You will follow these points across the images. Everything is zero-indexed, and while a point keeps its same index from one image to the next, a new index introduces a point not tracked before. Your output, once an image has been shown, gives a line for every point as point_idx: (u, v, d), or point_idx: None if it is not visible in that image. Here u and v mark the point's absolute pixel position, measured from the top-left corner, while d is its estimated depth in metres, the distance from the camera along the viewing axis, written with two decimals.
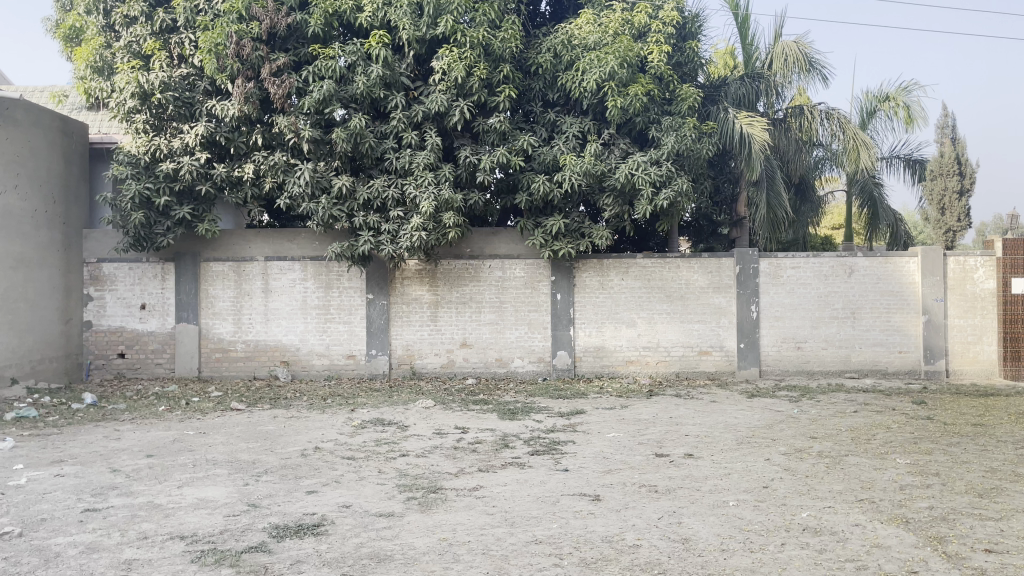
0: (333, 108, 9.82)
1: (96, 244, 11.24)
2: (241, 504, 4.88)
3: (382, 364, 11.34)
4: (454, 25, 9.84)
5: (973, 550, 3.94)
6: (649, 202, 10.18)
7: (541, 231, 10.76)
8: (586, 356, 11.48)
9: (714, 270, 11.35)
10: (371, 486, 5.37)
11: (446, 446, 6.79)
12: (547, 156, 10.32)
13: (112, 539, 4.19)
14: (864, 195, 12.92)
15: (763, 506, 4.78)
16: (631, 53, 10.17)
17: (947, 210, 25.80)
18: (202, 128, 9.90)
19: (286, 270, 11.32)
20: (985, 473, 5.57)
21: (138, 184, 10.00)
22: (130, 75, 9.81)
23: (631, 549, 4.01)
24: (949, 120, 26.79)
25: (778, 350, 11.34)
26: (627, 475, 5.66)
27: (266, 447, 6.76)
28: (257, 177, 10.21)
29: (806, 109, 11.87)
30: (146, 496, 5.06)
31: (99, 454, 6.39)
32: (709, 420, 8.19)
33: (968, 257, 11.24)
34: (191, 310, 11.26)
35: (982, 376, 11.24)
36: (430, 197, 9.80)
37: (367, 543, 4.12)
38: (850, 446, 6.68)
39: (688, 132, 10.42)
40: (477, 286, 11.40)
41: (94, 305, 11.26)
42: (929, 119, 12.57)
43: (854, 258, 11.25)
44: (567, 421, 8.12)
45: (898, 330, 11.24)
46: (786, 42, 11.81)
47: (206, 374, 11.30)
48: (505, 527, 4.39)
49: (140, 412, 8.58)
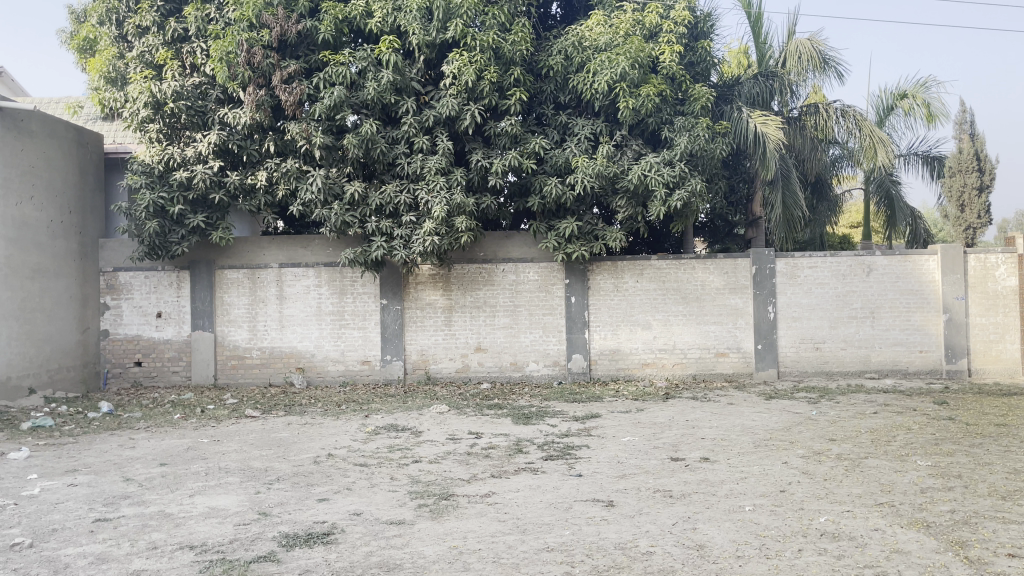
0: (344, 114, 9.79)
1: (112, 253, 11.31)
2: (252, 513, 4.86)
3: (397, 369, 11.32)
4: (464, 29, 9.80)
5: (996, 555, 3.83)
6: (663, 203, 10.08)
7: (554, 234, 10.68)
8: (602, 359, 11.40)
9: (730, 271, 11.24)
10: (383, 493, 5.33)
11: (459, 452, 6.75)
12: (559, 159, 10.26)
13: (123, 549, 4.18)
14: (882, 192, 12.79)
15: (781, 511, 4.69)
16: (642, 53, 10.09)
17: (966, 207, 25.52)
18: (215, 136, 9.93)
19: (300, 276, 11.33)
20: (1008, 475, 5.43)
21: (152, 193, 10.05)
22: (143, 84, 9.87)
23: (644, 556, 3.94)
24: (967, 115, 26.44)
25: (797, 351, 11.20)
26: (642, 480, 5.59)
27: (279, 454, 6.74)
28: (270, 184, 10.25)
29: (821, 107, 11.73)
30: (158, 506, 5.05)
31: (113, 463, 6.40)
32: (726, 423, 8.11)
33: (988, 254, 11.07)
34: (207, 317, 11.30)
35: (1005, 375, 11.02)
36: (442, 202, 9.76)
37: (376, 552, 4.08)
38: (870, 448, 6.57)
39: (701, 132, 10.34)
40: (491, 291, 11.36)
41: (110, 314, 11.32)
42: (950, 116, 12.36)
43: (872, 257, 11.11)
44: (582, 425, 8.05)
45: (918, 329, 11.08)
46: (800, 39, 11.64)
47: (222, 381, 11.32)
48: (516, 534, 4.34)
49: (156, 420, 8.59)
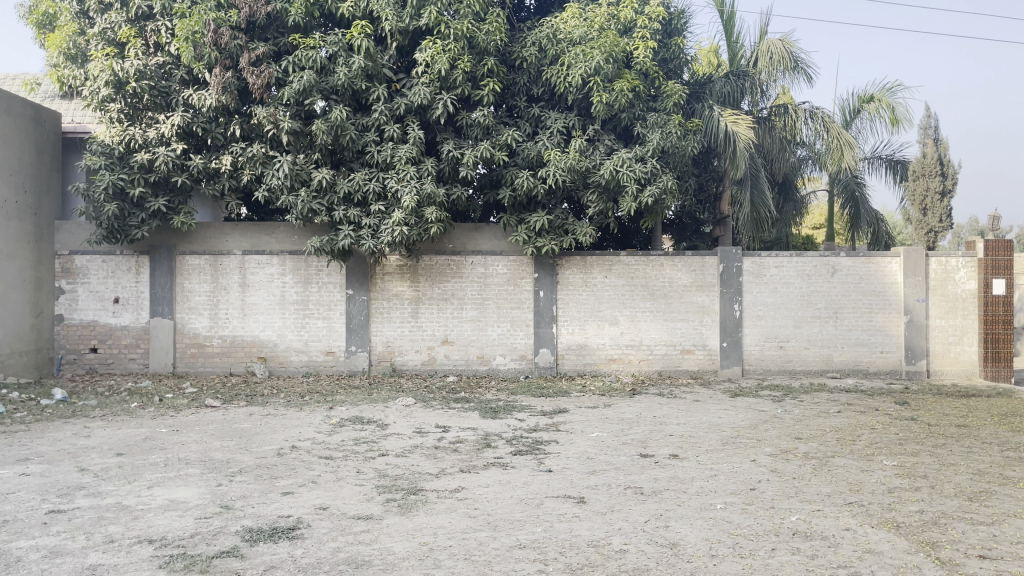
0: (313, 99, 9.58)
1: (68, 236, 10.98)
2: (213, 506, 4.71)
3: (362, 361, 11.17)
4: (438, 17, 9.65)
5: (966, 556, 3.84)
6: (634, 200, 10.08)
7: (525, 227, 10.58)
8: (569, 354, 11.37)
9: (698, 269, 11.28)
10: (349, 487, 5.21)
11: (427, 445, 6.65)
12: (530, 152, 10.19)
13: (78, 543, 4.02)
14: (846, 194, 12.91)
15: (752, 509, 4.68)
16: (617, 48, 10.07)
17: (929, 210, 25.95)
18: (179, 118, 9.65)
19: (264, 264, 11.10)
20: (974, 477, 5.50)
21: (112, 174, 9.74)
22: (104, 62, 9.53)
23: (618, 555, 3.89)
24: (932, 120, 26.95)
25: (761, 349, 11.29)
26: (612, 476, 5.55)
27: (241, 446, 6.57)
28: (235, 169, 10.02)
29: (789, 109, 11.79)
30: (115, 497, 4.88)
31: (67, 453, 6.19)
32: (694, 420, 8.11)
33: (950, 258, 11.25)
34: (166, 304, 11.02)
35: (962, 376, 11.24)
36: (412, 192, 9.61)
37: (344, 547, 3.98)
38: (836, 447, 6.62)
39: (674, 129, 10.35)
40: (459, 283, 11.25)
41: (65, 298, 11.00)
42: (914, 121, 12.55)
43: (837, 258, 11.22)
44: (550, 420, 7.99)
45: (880, 330, 11.21)
46: (773, 40, 11.71)
47: (181, 370, 11.05)
48: (487, 531, 4.26)
49: (112, 408, 8.35)
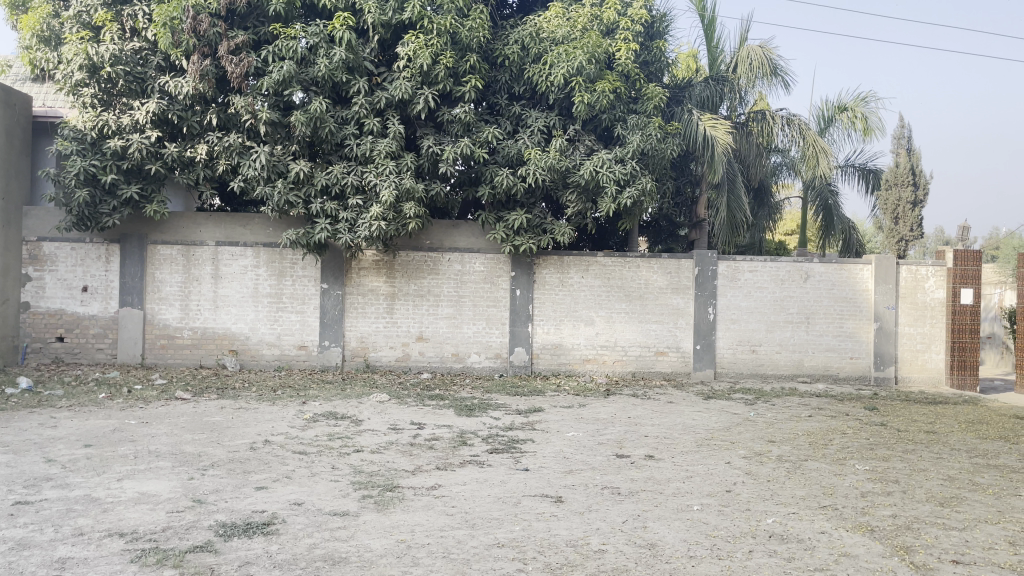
0: (292, 90, 9.47)
1: (36, 222, 10.75)
2: (185, 500, 4.63)
3: (335, 356, 11.07)
4: (421, 11, 9.59)
5: (940, 561, 3.89)
6: (613, 200, 10.08)
7: (503, 225, 10.55)
8: (544, 353, 11.36)
9: (674, 271, 11.33)
10: (325, 483, 5.16)
11: (402, 443, 6.59)
12: (511, 150, 10.16)
13: (46, 535, 3.92)
14: (820, 202, 13.06)
15: (728, 511, 4.71)
16: (599, 49, 10.09)
17: (900, 219, 26.30)
18: (155, 105, 9.48)
19: (237, 256, 10.96)
20: (945, 482, 5.58)
21: (84, 160, 9.54)
22: (78, 45, 9.36)
23: (597, 555, 3.88)
24: (904, 130, 27.39)
25: (733, 352, 11.37)
26: (590, 476, 5.55)
27: (213, 439, 6.48)
28: (211, 158, 9.89)
29: (767, 114, 11.82)
30: (83, 489, 4.78)
31: (34, 443, 6.04)
32: (668, 421, 8.14)
33: (920, 266, 11.41)
34: (136, 294, 10.84)
35: (929, 384, 11.40)
36: (390, 186, 9.52)
37: (321, 544, 3.93)
38: (808, 450, 6.69)
39: (653, 131, 10.40)
40: (435, 280, 11.20)
41: (32, 286, 10.77)
42: (886, 130, 12.71)
43: (810, 264, 11.35)
44: (525, 419, 7.97)
45: (850, 336, 11.35)
46: (753, 46, 11.78)
47: (150, 361, 10.88)
48: (465, 529, 4.23)
49: (79, 399, 8.18)
